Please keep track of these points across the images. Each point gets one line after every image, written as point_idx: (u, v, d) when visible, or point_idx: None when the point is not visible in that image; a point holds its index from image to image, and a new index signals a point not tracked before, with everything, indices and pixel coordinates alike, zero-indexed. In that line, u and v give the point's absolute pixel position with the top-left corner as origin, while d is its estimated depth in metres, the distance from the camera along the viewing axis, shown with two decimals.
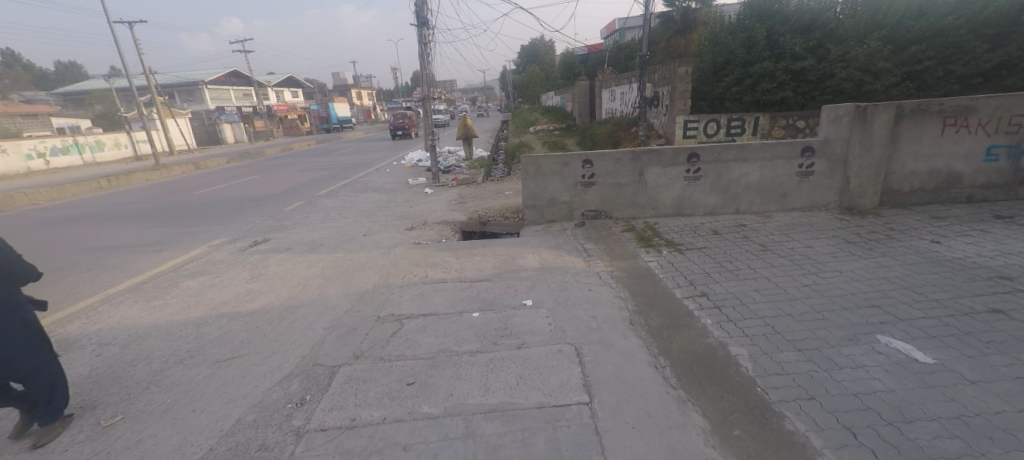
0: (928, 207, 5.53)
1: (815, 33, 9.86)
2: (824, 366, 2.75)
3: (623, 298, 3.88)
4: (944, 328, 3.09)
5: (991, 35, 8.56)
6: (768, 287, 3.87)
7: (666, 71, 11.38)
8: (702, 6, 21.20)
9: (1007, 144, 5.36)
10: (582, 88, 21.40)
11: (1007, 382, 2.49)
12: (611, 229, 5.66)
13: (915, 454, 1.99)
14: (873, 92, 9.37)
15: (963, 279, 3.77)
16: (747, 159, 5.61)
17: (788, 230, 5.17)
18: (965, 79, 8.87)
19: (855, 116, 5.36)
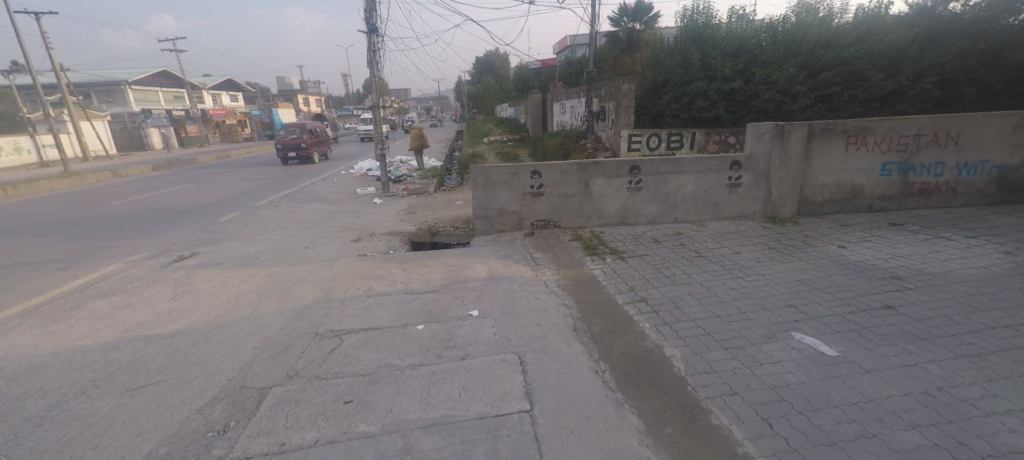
0: (838, 216, 6.15)
1: (742, 58, 10.72)
2: (746, 362, 2.97)
3: (568, 306, 3.97)
4: (847, 324, 3.44)
5: (885, 67, 9.75)
6: (701, 291, 4.12)
7: (611, 88, 11.88)
8: (646, 27, 22.45)
9: (898, 162, 6.07)
10: (534, 100, 21.90)
11: (896, 369, 2.81)
12: (559, 238, 5.80)
13: (820, 439, 2.20)
14: (792, 113, 10.25)
15: (864, 279, 4.22)
16: (683, 172, 5.97)
17: (719, 237, 5.54)
18: (866, 103, 9.99)
19: (775, 133, 5.88)
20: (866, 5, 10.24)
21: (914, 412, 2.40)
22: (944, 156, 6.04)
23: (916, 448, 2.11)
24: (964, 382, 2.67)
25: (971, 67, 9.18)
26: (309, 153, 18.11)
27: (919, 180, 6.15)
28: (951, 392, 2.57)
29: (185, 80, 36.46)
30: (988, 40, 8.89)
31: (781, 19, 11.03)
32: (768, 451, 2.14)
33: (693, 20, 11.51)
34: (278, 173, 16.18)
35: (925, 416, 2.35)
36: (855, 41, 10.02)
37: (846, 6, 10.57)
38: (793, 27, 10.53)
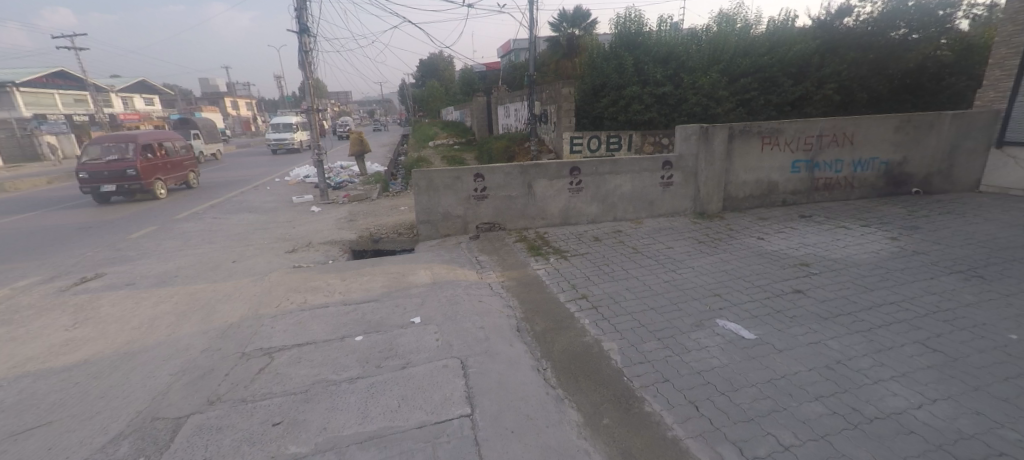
0: (757, 210, 6.69)
1: (672, 64, 11.32)
2: (677, 350, 3.20)
3: (512, 307, 4.02)
4: (763, 307, 3.79)
5: (793, 74, 10.77)
6: (637, 285, 4.33)
7: (552, 91, 12.17)
8: (585, 33, 23.23)
9: (806, 159, 6.71)
10: (479, 104, 21.92)
11: (802, 348, 3.17)
12: (504, 240, 5.84)
13: (738, 418, 2.51)
14: (717, 115, 10.95)
15: (779, 267, 4.63)
16: (620, 172, 6.23)
17: (654, 234, 5.84)
18: (779, 106, 10.95)
19: (701, 135, 6.29)
20: (775, 18, 11.25)
21: (816, 384, 2.78)
22: (843, 154, 6.77)
23: (813, 420, 2.48)
24: (856, 355, 3.08)
25: (862, 75, 10.43)
26: (143, 183, 11.82)
27: (823, 176, 6.83)
28: (845, 364, 2.97)
29: (88, 82, 32.76)
30: (876, 51, 10.23)
31: (704, 29, 11.85)
32: (693, 433, 2.41)
33: (625, 27, 11.80)
34: (148, 199, 12.48)
35: (822, 389, 2.73)
36: (768, 50, 10.95)
37: (759, 17, 11.54)
38: (715, 37, 11.39)
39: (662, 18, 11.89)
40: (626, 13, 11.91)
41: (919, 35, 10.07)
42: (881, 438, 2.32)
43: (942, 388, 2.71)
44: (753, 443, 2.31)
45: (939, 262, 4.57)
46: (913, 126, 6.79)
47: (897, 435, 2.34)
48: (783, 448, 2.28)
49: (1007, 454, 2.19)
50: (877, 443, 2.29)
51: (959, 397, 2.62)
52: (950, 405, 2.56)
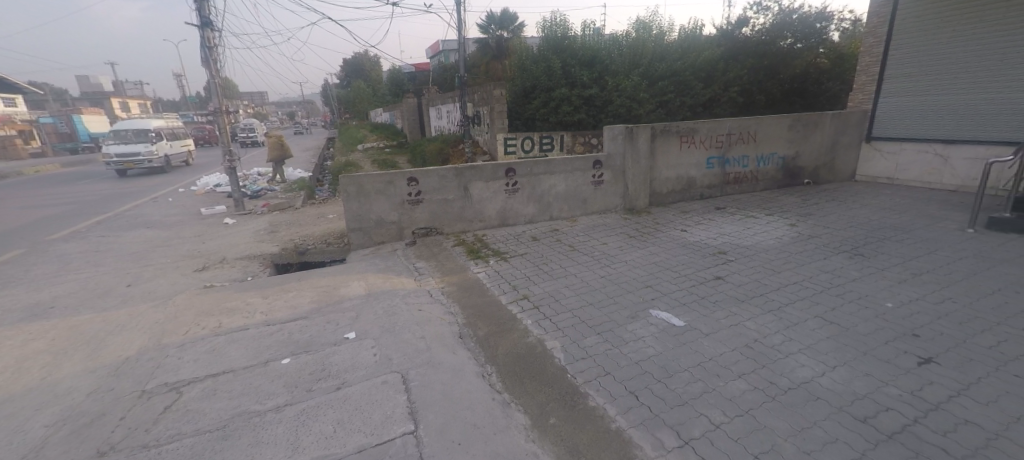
0: (680, 204, 7.14)
1: (597, 67, 11.69)
2: (615, 342, 3.30)
3: (453, 313, 3.91)
4: (690, 295, 4.03)
5: (703, 78, 11.66)
6: (576, 282, 4.41)
7: (483, 92, 12.16)
8: (513, 35, 23.57)
9: (718, 156, 7.28)
10: (409, 105, 21.38)
11: (726, 330, 3.41)
12: (442, 244, 5.69)
13: (674, 402, 2.63)
14: (640, 116, 11.49)
15: (702, 256, 4.96)
16: (554, 172, 6.32)
17: (589, 231, 6.00)
18: (693, 108, 11.78)
19: (627, 134, 6.57)
20: (686, 26, 12.13)
21: (739, 363, 2.99)
22: (749, 151, 7.44)
23: (739, 396, 2.66)
24: (770, 332, 3.37)
25: (760, 79, 11.65)
26: None
27: (734, 170, 7.46)
28: (762, 341, 3.24)
29: None
30: (769, 59, 11.49)
31: (624, 35, 12.37)
32: (636, 422, 2.48)
33: (552, 31, 12.14)
34: None
35: (745, 367, 2.95)
36: (680, 55, 11.76)
37: (672, 25, 12.36)
38: (634, 42, 11.90)
39: (585, 23, 12.30)
40: (552, 17, 12.22)
41: (803, 44, 11.52)
42: (795, 407, 2.56)
43: (840, 355, 3.04)
44: (689, 426, 2.44)
45: (832, 244, 5.16)
46: (804, 124, 7.63)
47: (809, 403, 2.59)
48: (716, 427, 2.42)
49: (893, 409, 2.51)
50: (793, 412, 2.52)
51: (853, 362, 2.96)
52: (846, 370, 2.88)
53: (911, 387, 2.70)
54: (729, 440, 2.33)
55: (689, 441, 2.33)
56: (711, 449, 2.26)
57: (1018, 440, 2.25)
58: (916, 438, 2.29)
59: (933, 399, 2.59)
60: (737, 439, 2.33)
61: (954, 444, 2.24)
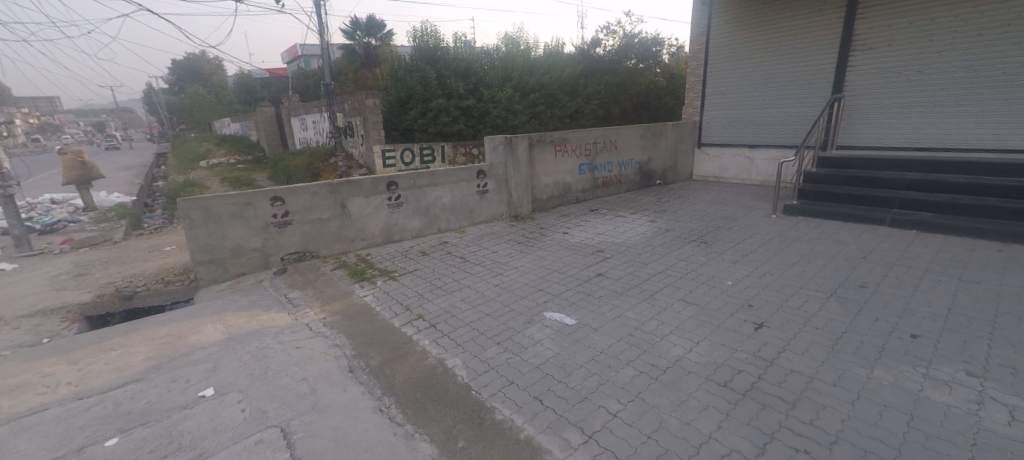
0: (559, 208, 7.55)
1: (472, 79, 11.79)
2: (515, 350, 3.28)
3: (340, 345, 3.49)
4: (579, 294, 4.23)
5: (568, 91, 12.59)
6: (471, 294, 4.30)
7: (354, 102, 11.41)
8: (381, 43, 22.70)
9: (588, 163, 7.88)
10: (264, 115, 19.06)
11: (611, 323, 3.63)
12: (319, 269, 5.10)
13: (574, 400, 2.69)
14: (516, 127, 11.85)
15: (585, 256, 5.27)
16: (437, 184, 6.12)
17: (478, 241, 5.96)
18: (563, 118, 12.54)
19: (507, 144, 6.71)
20: (549, 44, 13.02)
21: (626, 351, 3.20)
22: (612, 157, 8.21)
23: (629, 383, 2.84)
24: (647, 319, 3.69)
25: (614, 94, 13.08)
26: None
27: (601, 175, 8.15)
28: (641, 329, 3.52)
29: None
30: (619, 76, 13.03)
31: (494, 48, 12.68)
32: (543, 427, 2.47)
33: (424, 41, 11.93)
34: None
35: (630, 354, 3.17)
36: (547, 71, 12.50)
37: (536, 42, 13.13)
38: (504, 56, 12.27)
39: (455, 35, 12.38)
40: (422, 27, 12.06)
41: (643, 64, 13.22)
42: (674, 383, 2.81)
43: (701, 331, 3.46)
44: (590, 420, 2.51)
45: (685, 235, 5.93)
46: (653, 133, 8.72)
47: (683, 377, 2.87)
48: (613, 416, 2.53)
49: (743, 370, 2.92)
50: (672, 388, 2.76)
51: (712, 336, 3.38)
52: (707, 343, 3.28)
53: (753, 349, 3.18)
54: (625, 426, 2.45)
55: (592, 435, 2.39)
56: (612, 439, 2.35)
57: (826, 379, 2.80)
58: (763, 392, 2.69)
59: (769, 356, 3.08)
60: (631, 424, 2.46)
61: (787, 392, 2.69)
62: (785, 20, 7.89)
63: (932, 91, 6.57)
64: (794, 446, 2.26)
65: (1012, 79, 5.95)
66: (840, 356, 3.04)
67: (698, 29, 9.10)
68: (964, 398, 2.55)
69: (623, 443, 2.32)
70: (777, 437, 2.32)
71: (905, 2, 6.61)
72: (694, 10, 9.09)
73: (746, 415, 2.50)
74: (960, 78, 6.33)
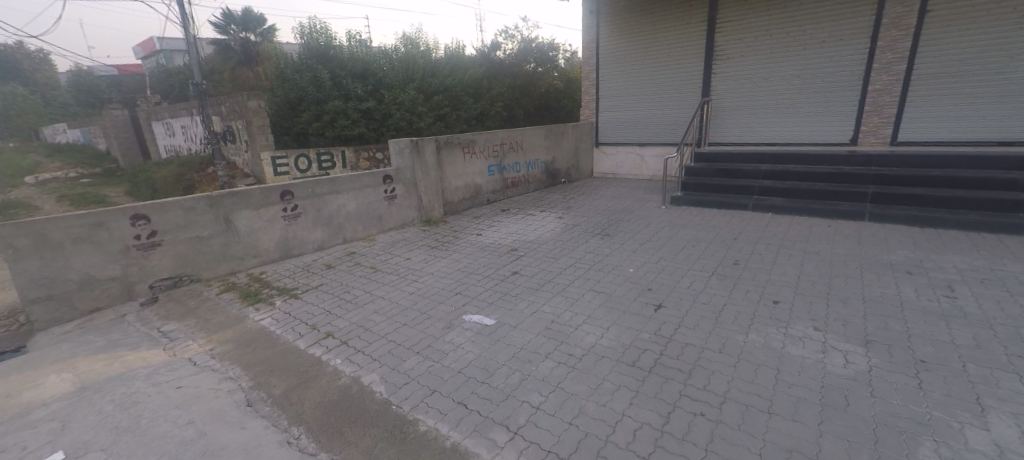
0: (470, 210, 7.53)
1: (370, 79, 11.21)
2: (435, 357, 3.19)
3: (235, 377, 3.09)
4: (496, 293, 4.26)
5: (472, 93, 12.62)
6: (385, 305, 4.09)
7: (234, 104, 10.19)
8: (261, 39, 20.71)
9: (497, 164, 7.98)
10: (115, 118, 16.18)
11: (528, 319, 3.71)
12: (202, 294, 4.46)
13: (499, 399, 2.70)
14: (422, 129, 11.57)
15: (500, 256, 5.33)
16: (340, 191, 5.71)
17: (388, 249, 5.70)
18: (468, 121, 12.58)
19: (413, 147, 6.51)
20: (450, 45, 12.94)
21: (544, 345, 3.30)
22: (519, 158, 8.41)
23: (549, 374, 2.93)
24: (562, 311, 3.85)
25: (516, 96, 13.47)
26: None
27: (510, 175, 8.31)
28: (557, 321, 3.66)
29: None
30: (520, 79, 13.46)
31: (392, 48, 12.22)
32: (469, 431, 2.44)
33: (313, 38, 11.11)
34: None
35: (548, 347, 3.27)
36: (449, 72, 12.37)
37: (436, 44, 12.96)
38: (404, 57, 11.87)
39: (349, 33, 11.71)
40: (310, 23, 11.20)
41: (542, 68, 13.79)
42: (590, 369, 2.97)
43: (610, 317, 3.70)
44: (515, 416, 2.54)
45: (591, 229, 6.30)
46: (555, 134, 9.11)
47: (597, 363, 3.04)
48: (536, 409, 2.59)
49: (648, 349, 3.19)
50: (589, 374, 2.91)
51: (619, 321, 3.64)
52: (615, 328, 3.52)
53: (655, 329, 3.49)
54: (548, 417, 2.52)
55: (518, 431, 2.42)
56: (536, 432, 2.40)
57: (713, 348, 3.17)
58: (665, 367, 2.96)
59: (668, 333, 3.41)
60: (554, 413, 2.55)
61: (684, 363, 2.99)
62: (660, 31, 8.79)
63: (776, 95, 7.83)
64: (693, 411, 2.52)
65: (830, 86, 7.33)
66: (723, 326, 3.48)
67: (589, 36, 9.71)
68: (813, 349, 3.07)
69: (548, 434, 2.39)
70: (678, 405, 2.58)
71: (751, 21, 7.81)
72: (585, 18, 9.69)
73: (653, 389, 2.73)
74: (795, 84, 7.63)
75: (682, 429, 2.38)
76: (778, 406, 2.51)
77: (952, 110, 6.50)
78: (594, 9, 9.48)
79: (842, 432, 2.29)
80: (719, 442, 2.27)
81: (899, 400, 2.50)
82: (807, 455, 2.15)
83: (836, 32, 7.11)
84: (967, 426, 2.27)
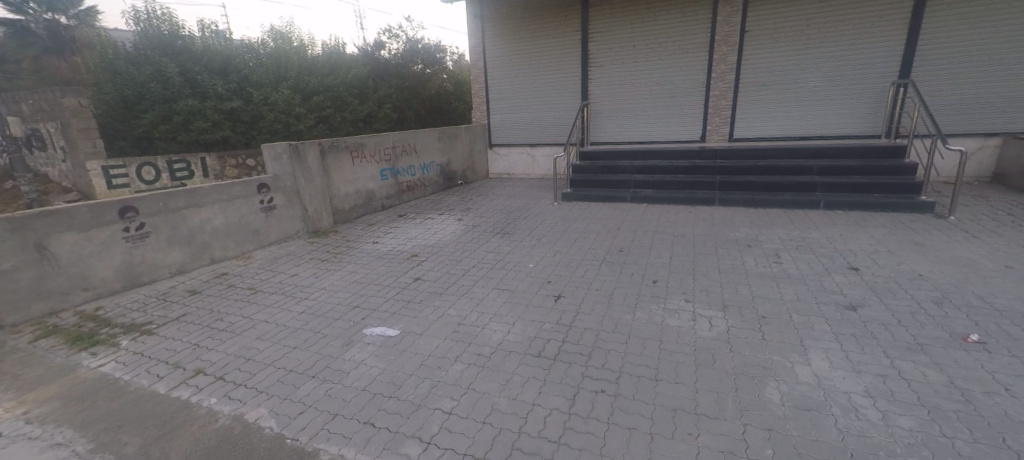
0: (363, 217, 7.08)
1: (232, 76, 9.93)
2: (335, 378, 2.93)
3: (68, 441, 2.46)
4: (399, 303, 4.05)
5: (358, 94, 11.87)
6: (271, 330, 3.63)
7: (43, 101, 8.23)
8: (79, 24, 17.11)
9: (389, 168, 7.62)
10: None
11: (434, 324, 3.61)
12: (7, 345, 3.48)
13: (409, 411, 2.57)
14: (301, 132, 10.56)
15: (399, 263, 5.10)
16: (202, 204, 4.92)
17: (268, 266, 5.07)
18: (355, 123, 11.77)
19: (291, 152, 5.89)
20: (327, 42, 12.04)
21: (453, 348, 3.24)
22: (412, 161, 8.15)
23: (459, 377, 2.88)
24: (468, 312, 3.82)
25: (406, 98, 12.95)
26: None
27: (405, 179, 8.01)
28: (464, 323, 3.62)
29: None
30: (408, 80, 13.05)
31: (258, 42, 10.97)
32: (379, 450, 2.28)
33: (153, 27, 9.47)
34: None
35: (457, 349, 3.22)
36: (329, 71, 11.50)
37: (311, 40, 11.98)
38: (273, 52, 10.73)
39: (201, 23, 10.22)
40: (148, 8, 9.53)
41: (430, 70, 13.57)
42: (499, 366, 2.99)
43: (515, 312, 3.78)
44: (427, 425, 2.44)
45: (492, 229, 6.38)
46: (448, 136, 9.03)
47: (506, 358, 3.08)
48: (449, 414, 2.52)
49: (551, 338, 3.33)
50: (498, 371, 2.93)
51: (523, 315, 3.73)
52: (520, 322, 3.61)
53: (556, 318, 3.65)
54: (462, 420, 2.47)
55: (431, 440, 2.32)
56: (450, 437, 2.34)
57: (608, 329, 3.43)
58: (567, 353, 3.11)
59: (568, 321, 3.59)
60: (467, 415, 2.50)
61: (584, 346, 3.18)
62: (539, 37, 9.27)
63: (641, 99, 8.79)
64: (594, 389, 2.68)
65: (682, 91, 8.45)
66: (614, 308, 3.78)
67: (474, 40, 9.84)
68: (687, 319, 3.50)
69: (462, 437, 2.34)
70: (582, 386, 2.72)
71: (617, 33, 8.65)
72: (469, 22, 9.80)
73: (557, 375, 2.85)
74: (655, 89, 8.64)
75: (586, 408, 2.51)
76: (663, 373, 2.80)
77: (769, 112, 7.98)
78: (477, 13, 9.64)
79: (712, 385, 2.63)
80: (618, 413, 2.45)
81: (751, 351, 2.97)
82: (689, 411, 2.43)
83: (684, 46, 8.24)
84: (796, 364, 2.79)
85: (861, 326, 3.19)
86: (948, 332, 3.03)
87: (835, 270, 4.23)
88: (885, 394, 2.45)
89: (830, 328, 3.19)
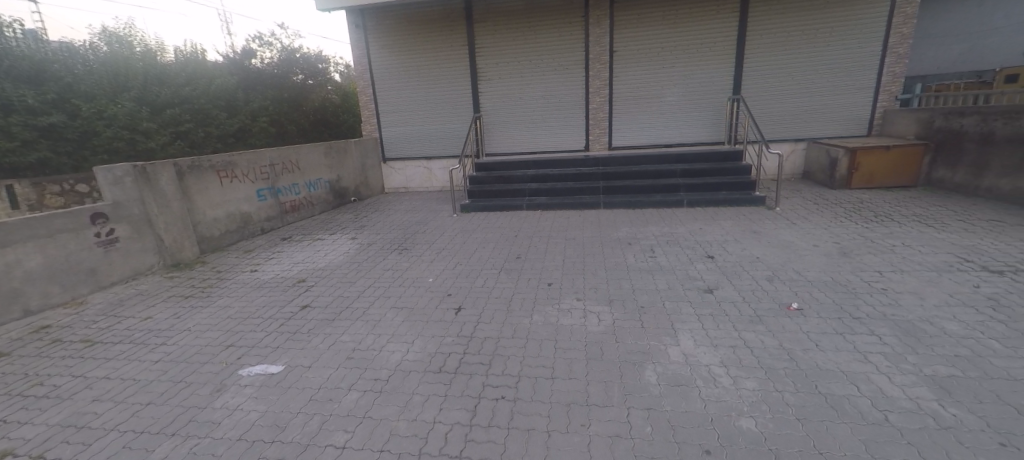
0: (238, 244, 6.33)
1: (48, 86, 8.29)
2: (203, 431, 2.55)
3: None
4: (282, 336, 3.67)
5: (226, 106, 10.66)
6: (115, 387, 3.04)
7: None
8: None
9: (268, 187, 6.93)
10: None
11: (324, 354, 3.34)
12: None
13: (295, 453, 2.33)
14: (151, 151, 9.12)
15: (282, 291, 4.64)
16: (6, 244, 3.94)
17: (110, 312, 4.25)
18: (223, 139, 10.44)
19: (136, 176, 5.06)
20: (183, 49, 10.74)
21: (346, 377, 3.02)
22: (296, 178, 7.51)
23: (353, 407, 2.70)
24: (363, 337, 3.61)
25: (286, 110, 11.99)
26: None
27: (288, 199, 7.36)
28: (359, 348, 3.42)
29: None
30: (287, 92, 12.15)
31: (89, 47, 9.49)
32: None
33: None
34: None
35: (351, 377, 3.02)
36: (186, 81, 10.23)
37: (161, 45, 10.58)
38: (110, 60, 9.47)
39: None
40: None
41: (313, 81, 12.80)
42: (397, 388, 2.87)
43: (413, 331, 3.66)
44: None
45: (388, 245, 6.14)
46: (336, 151, 8.52)
47: (404, 378, 2.97)
48: (342, 449, 2.34)
49: (451, 351, 3.29)
50: (395, 393, 2.81)
51: (422, 332, 3.63)
52: (420, 340, 3.50)
53: (456, 331, 3.62)
54: (356, 452, 2.31)
55: None
56: None
57: (507, 335, 3.49)
58: (468, 364, 3.10)
59: (468, 332, 3.58)
60: (362, 447, 2.35)
61: (483, 355, 3.20)
62: (425, 51, 9.23)
63: (529, 111, 9.20)
64: (494, 397, 2.70)
65: (566, 105, 9.03)
66: (512, 314, 3.86)
67: (357, 51, 9.45)
68: (578, 316, 3.71)
69: None
70: (482, 395, 2.73)
71: (501, 49, 8.97)
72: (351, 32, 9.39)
73: (458, 388, 2.82)
74: (540, 102, 9.11)
75: (486, 416, 2.52)
76: (558, 370, 2.93)
77: (640, 122, 8.88)
78: (359, 23, 9.26)
79: (601, 376, 2.82)
80: (517, 417, 2.50)
81: (632, 339, 3.24)
82: (581, 403, 2.57)
83: (562, 62, 8.83)
84: (668, 346, 3.11)
85: (718, 306, 3.67)
86: (778, 303, 3.63)
87: (698, 259, 4.83)
88: (735, 362, 2.84)
89: (694, 311, 3.62)
